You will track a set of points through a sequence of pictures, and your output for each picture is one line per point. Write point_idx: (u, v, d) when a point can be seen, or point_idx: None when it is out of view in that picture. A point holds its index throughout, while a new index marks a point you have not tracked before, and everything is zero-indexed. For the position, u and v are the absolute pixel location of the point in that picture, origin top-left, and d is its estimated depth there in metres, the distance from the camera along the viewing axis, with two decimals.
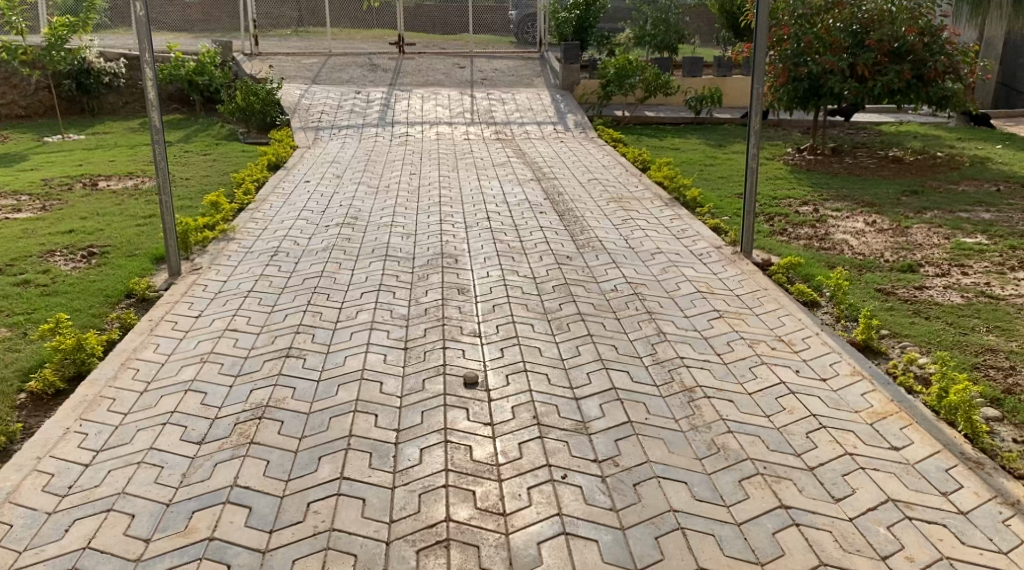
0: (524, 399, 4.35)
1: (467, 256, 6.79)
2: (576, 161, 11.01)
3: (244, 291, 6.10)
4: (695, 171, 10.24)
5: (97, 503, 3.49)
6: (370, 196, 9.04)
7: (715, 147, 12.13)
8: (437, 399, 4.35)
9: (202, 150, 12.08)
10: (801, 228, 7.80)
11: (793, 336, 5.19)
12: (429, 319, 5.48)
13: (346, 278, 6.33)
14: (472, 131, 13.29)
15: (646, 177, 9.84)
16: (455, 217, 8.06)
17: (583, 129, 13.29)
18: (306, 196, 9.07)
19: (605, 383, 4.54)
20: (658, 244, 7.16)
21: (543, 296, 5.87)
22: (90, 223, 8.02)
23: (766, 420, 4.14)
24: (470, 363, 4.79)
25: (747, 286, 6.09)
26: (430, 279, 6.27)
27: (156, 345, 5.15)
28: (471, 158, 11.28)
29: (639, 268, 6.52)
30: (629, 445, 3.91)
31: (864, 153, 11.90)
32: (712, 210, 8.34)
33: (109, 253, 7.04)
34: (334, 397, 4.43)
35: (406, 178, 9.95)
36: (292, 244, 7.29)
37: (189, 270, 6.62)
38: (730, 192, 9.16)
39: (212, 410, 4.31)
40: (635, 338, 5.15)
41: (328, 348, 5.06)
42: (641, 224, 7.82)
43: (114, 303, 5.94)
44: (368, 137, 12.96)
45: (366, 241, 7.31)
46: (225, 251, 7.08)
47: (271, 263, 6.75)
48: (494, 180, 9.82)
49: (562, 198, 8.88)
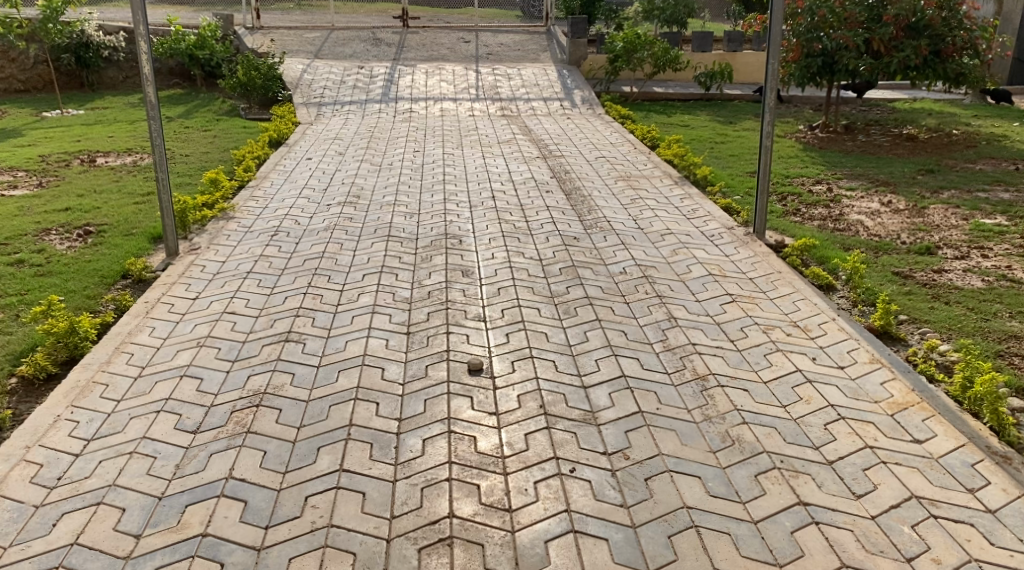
0: (531, 387, 4.19)
1: (472, 237, 6.62)
2: (583, 138, 10.78)
3: (243, 272, 5.94)
4: (706, 148, 10.00)
5: (87, 496, 3.35)
6: (373, 174, 8.86)
7: (726, 125, 11.87)
8: (441, 387, 4.20)
9: (202, 126, 11.86)
10: (814, 208, 7.59)
11: (808, 322, 5.01)
12: (432, 303, 5.31)
13: (347, 260, 6.17)
14: (477, 107, 13.04)
15: (655, 155, 9.61)
16: (459, 196, 7.87)
17: (589, 106, 13.03)
18: (308, 174, 8.89)
19: (615, 370, 4.39)
20: (668, 225, 6.97)
21: (550, 279, 5.70)
22: (87, 201, 7.85)
23: (782, 411, 3.99)
24: (474, 349, 4.64)
25: (760, 268, 5.91)
26: (433, 260, 6.10)
27: (151, 328, 5.00)
28: (476, 134, 11.06)
29: (648, 250, 6.34)
30: (639, 437, 3.75)
31: (878, 131, 11.63)
32: (723, 189, 8.13)
33: (105, 232, 6.88)
34: (333, 384, 4.28)
35: (409, 156, 9.75)
36: (293, 223, 7.11)
37: (188, 250, 6.45)
38: (741, 170, 8.94)
39: (208, 397, 4.17)
40: (645, 323, 4.98)
41: (328, 332, 4.91)
42: (650, 203, 7.63)
43: (110, 284, 5.78)
44: (371, 113, 12.74)
45: (368, 221, 7.14)
46: (224, 231, 6.92)
47: (271, 243, 6.58)
48: (499, 157, 9.62)
49: (569, 177, 8.68)
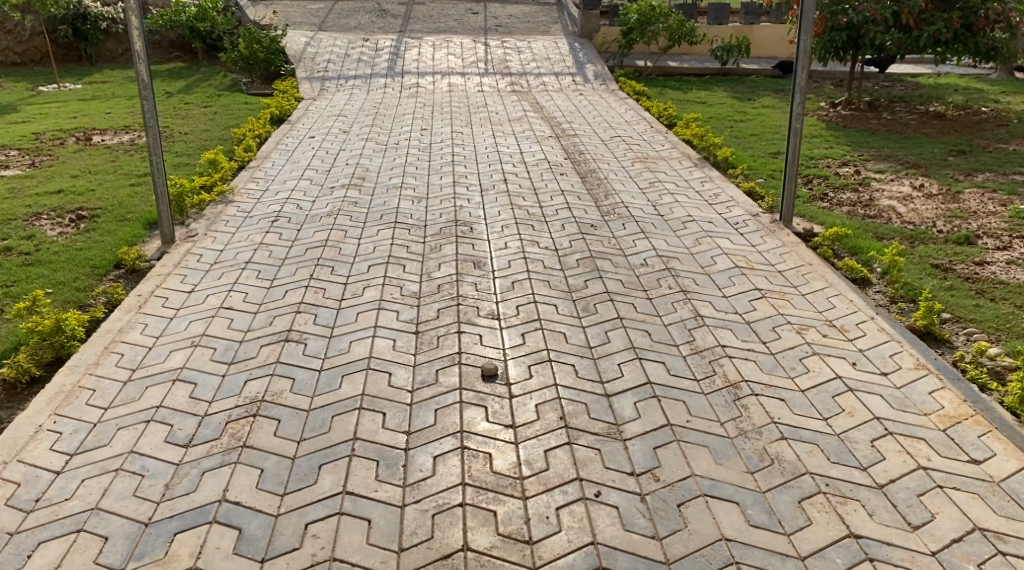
0: (549, 396, 3.88)
1: (483, 224, 6.29)
2: (597, 116, 10.37)
3: (241, 262, 5.61)
4: (725, 127, 9.60)
5: (67, 522, 3.06)
6: (378, 154, 8.51)
7: (744, 101, 11.45)
8: (453, 395, 3.89)
9: (203, 102, 11.48)
10: (842, 193, 7.22)
11: (844, 321, 4.68)
12: (442, 299, 5.01)
13: (352, 249, 5.85)
14: (486, 82, 12.61)
15: (673, 134, 9.22)
16: (469, 179, 7.53)
17: (602, 81, 12.59)
18: (311, 154, 8.55)
19: (639, 376, 4.07)
20: (689, 211, 6.62)
21: (567, 272, 5.40)
22: (80, 183, 7.51)
23: (823, 424, 3.67)
24: (487, 352, 4.33)
25: (790, 260, 5.57)
26: (442, 250, 5.78)
27: (143, 325, 4.69)
28: (486, 111, 10.67)
29: (670, 239, 6.00)
30: (669, 455, 3.44)
31: (902, 108, 11.18)
32: (746, 171, 7.77)
33: (99, 216, 6.55)
34: (337, 390, 3.98)
35: (416, 134, 9.39)
36: (295, 208, 6.78)
37: (184, 237, 6.13)
38: (764, 150, 8.55)
39: (202, 404, 3.86)
40: (670, 322, 4.66)
41: (331, 331, 4.60)
42: (670, 187, 7.28)
43: (101, 275, 5.47)
44: (377, 88, 12.33)
45: (373, 206, 6.81)
46: (223, 216, 6.60)
47: (271, 230, 6.26)
48: (510, 136, 9.25)
49: (583, 158, 8.31)
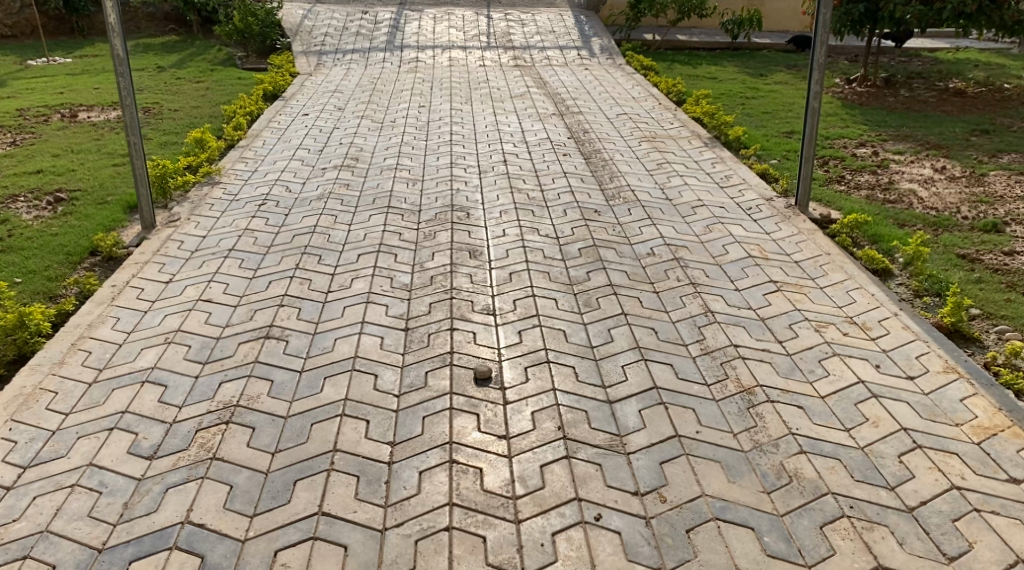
0: (547, 403, 3.59)
1: (481, 210, 6.00)
2: (603, 92, 9.98)
3: (224, 250, 5.30)
4: (736, 104, 9.22)
5: (13, 547, 2.79)
6: (374, 132, 8.17)
7: (756, 77, 11.03)
8: (442, 402, 3.60)
9: (195, 77, 11.10)
10: (860, 175, 6.86)
11: (866, 318, 4.35)
12: (435, 292, 4.71)
13: (342, 236, 5.54)
14: (489, 56, 12.19)
15: (682, 112, 8.84)
16: (468, 160, 7.19)
17: (609, 55, 12.16)
18: (304, 132, 8.22)
19: (645, 380, 3.77)
20: (699, 195, 6.29)
21: (569, 263, 5.10)
22: (62, 163, 7.18)
23: (846, 436, 3.36)
24: (481, 351, 4.03)
25: (806, 250, 5.24)
26: (437, 238, 5.49)
27: (115, 319, 4.39)
28: (487, 87, 10.29)
29: (678, 226, 5.68)
30: (677, 471, 3.14)
31: (920, 84, 10.75)
32: (758, 151, 7.41)
33: (78, 199, 6.24)
34: (318, 394, 3.68)
35: (414, 111, 9.03)
36: (284, 190, 6.47)
37: (165, 222, 5.81)
38: (776, 129, 8.19)
39: (171, 409, 3.57)
40: (678, 320, 4.35)
41: (315, 326, 4.30)
42: (678, 169, 6.94)
43: (75, 263, 5.17)
44: (375, 62, 11.93)
45: (366, 189, 6.50)
46: (208, 199, 6.28)
47: (258, 214, 5.94)
48: (511, 114, 8.89)
49: (588, 137, 7.95)
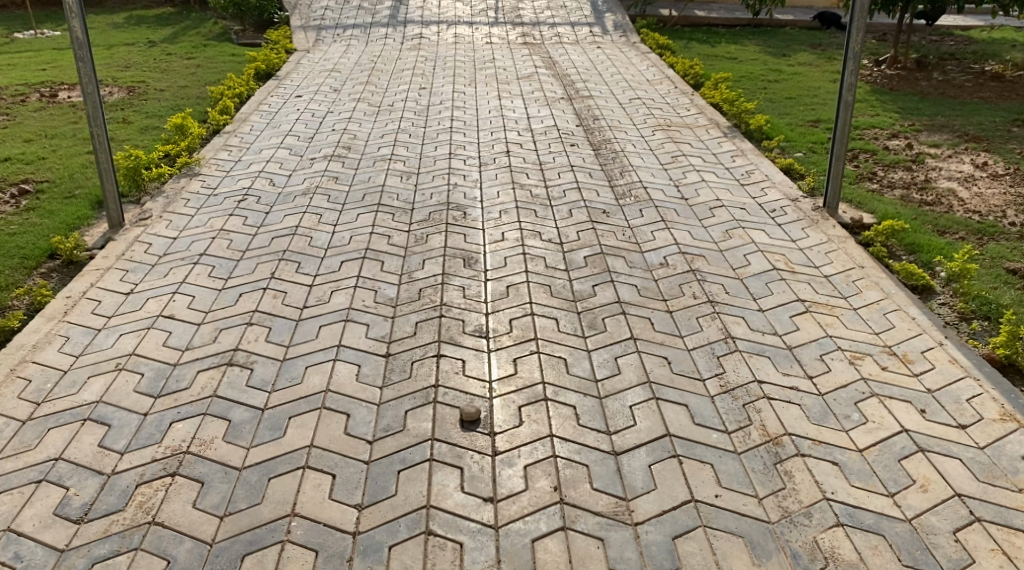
0: (542, 454, 3.11)
1: (479, 210, 5.51)
2: (615, 74, 9.39)
3: (195, 255, 4.83)
4: (758, 88, 8.62)
5: None
6: (370, 117, 7.66)
7: (778, 58, 10.40)
8: (422, 451, 3.12)
9: (186, 53, 10.57)
10: (894, 171, 6.30)
11: (906, 348, 3.83)
12: (423, 308, 4.23)
13: (325, 239, 5.05)
14: (496, 33, 11.58)
15: (699, 98, 8.27)
16: (467, 151, 6.68)
17: (622, 33, 11.53)
18: (294, 116, 7.72)
19: (656, 425, 3.28)
20: (717, 194, 5.77)
21: (573, 274, 4.61)
22: (33, 149, 6.71)
23: (891, 504, 2.87)
24: (471, 385, 3.55)
25: (836, 262, 4.72)
26: (429, 242, 5.01)
27: (64, 339, 3.93)
28: (493, 67, 9.72)
29: (694, 231, 5.16)
30: (693, 550, 2.66)
31: (955, 66, 10.09)
32: (782, 142, 6.86)
33: (44, 192, 5.76)
34: (280, 438, 3.21)
35: (414, 94, 8.50)
36: (267, 184, 5.98)
37: (134, 221, 5.34)
38: (801, 118, 7.61)
39: (111, 456, 3.12)
40: (695, 348, 3.85)
41: (285, 351, 3.83)
42: (694, 163, 6.41)
43: (30, 269, 4.70)
44: (376, 39, 11.35)
45: (356, 183, 6.01)
46: (184, 194, 5.80)
47: (235, 212, 5.46)
48: (517, 97, 8.34)
49: (598, 126, 7.40)
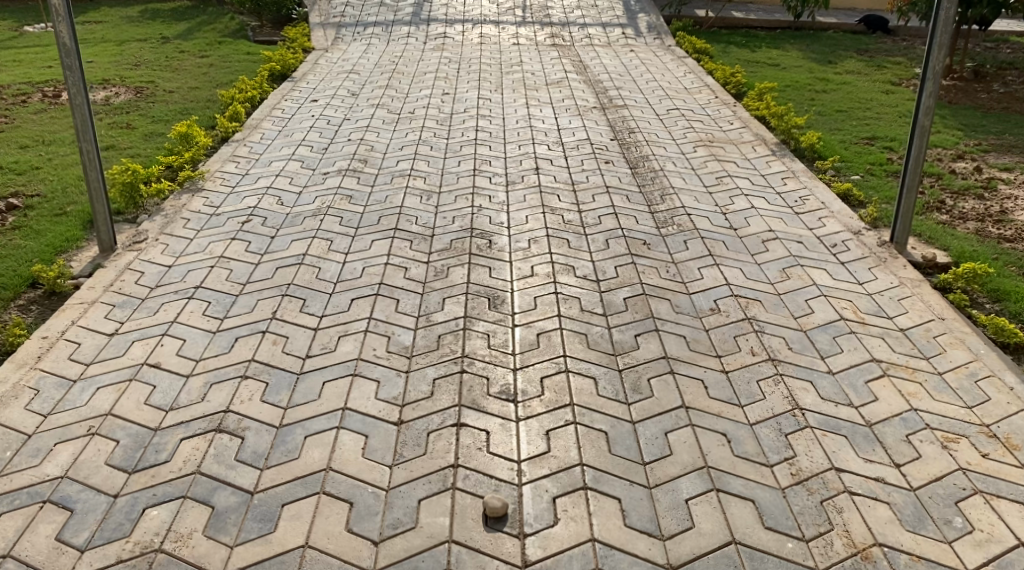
0: (583, 566, 2.59)
1: (505, 238, 4.99)
2: (651, 80, 8.83)
3: (190, 287, 4.35)
4: (805, 100, 8.03)
5: None
6: (389, 125, 7.15)
7: (824, 65, 9.78)
8: (438, 558, 2.61)
9: (200, 50, 10.11)
10: (964, 199, 5.69)
11: (1008, 428, 3.26)
12: (442, 360, 3.71)
13: (334, 270, 4.55)
14: (524, 33, 11.03)
15: (743, 110, 7.70)
16: (493, 168, 6.15)
17: (657, 35, 10.95)
18: (309, 122, 7.23)
19: (718, 528, 2.74)
20: (769, 224, 5.22)
21: (612, 320, 4.07)
22: (28, 157, 6.25)
23: None
24: (497, 465, 3.03)
25: (913, 312, 4.14)
26: (449, 277, 4.50)
27: (34, 391, 3.46)
28: (521, 70, 9.18)
29: (747, 269, 4.61)
30: None
31: (1016, 77, 9.39)
32: (836, 164, 6.29)
33: (34, 207, 5.30)
34: (271, 535, 2.71)
35: (437, 99, 7.99)
36: (274, 203, 5.48)
37: (127, 244, 4.86)
38: (855, 134, 7.02)
39: (70, 553, 2.63)
40: (758, 422, 3.30)
41: (282, 414, 3.32)
42: (741, 185, 5.86)
43: (7, 301, 4.24)
44: (398, 38, 10.84)
45: (371, 202, 5.50)
46: (185, 213, 5.32)
47: (237, 236, 4.97)
48: (546, 105, 7.81)
49: (634, 140, 6.86)
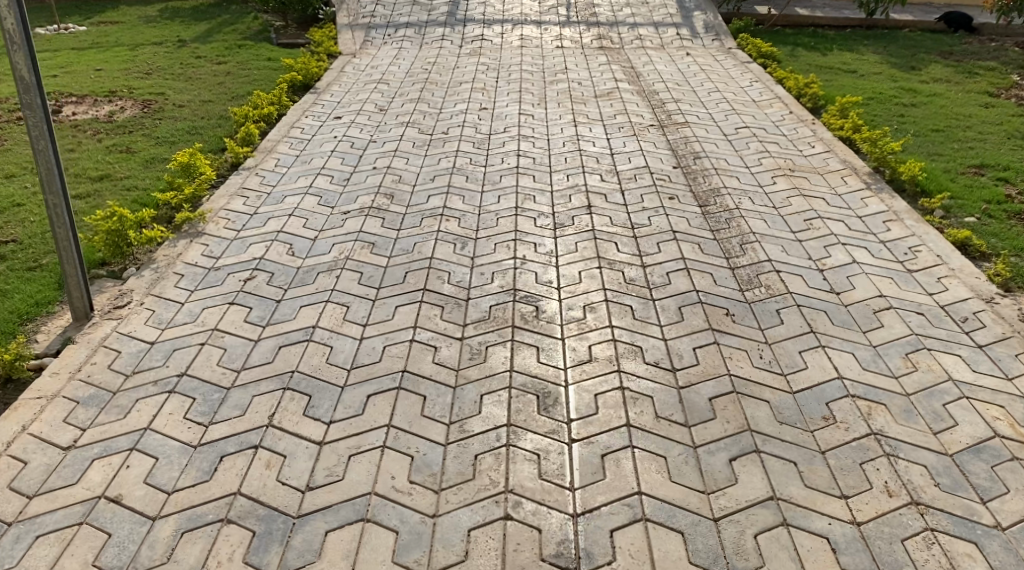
0: None
1: (556, 303, 4.13)
2: (712, 91, 7.87)
3: (172, 376, 3.56)
4: (894, 116, 7.03)
5: None
6: (420, 148, 6.31)
7: (906, 71, 8.72)
8: None
9: (218, 55, 9.35)
10: None
11: None
12: (480, 496, 2.88)
13: (349, 351, 3.72)
14: (568, 34, 10.10)
15: (823, 129, 6.72)
16: (538, 205, 5.28)
17: (715, 36, 9.96)
18: (331, 144, 6.43)
19: None
20: (878, 287, 4.28)
21: (696, 433, 3.19)
22: (12, 188, 5.53)
23: None
24: None
25: None
26: (489, 361, 3.65)
27: None
28: (566, 79, 8.28)
29: (860, 355, 3.69)
30: None
31: None
32: (945, 201, 5.32)
33: (4, 257, 4.55)
34: None
35: (474, 115, 7.13)
36: (284, 252, 4.67)
37: (106, 310, 4.09)
38: (958, 161, 6.02)
39: None
40: None
41: None
42: (835, 231, 4.92)
43: None
44: (431, 41, 9.98)
45: (397, 252, 4.67)
46: (179, 266, 4.54)
47: (237, 300, 4.16)
48: (598, 123, 6.91)
49: (701, 168, 5.94)
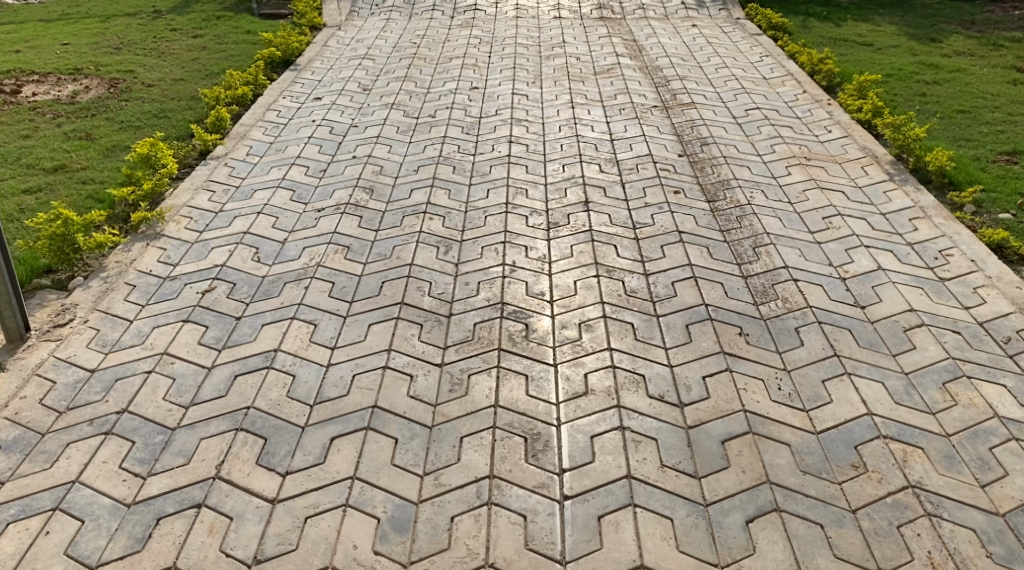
0: None
1: (548, 320, 3.68)
2: (720, 67, 7.33)
3: (111, 413, 3.12)
4: (916, 96, 6.52)
5: None
6: (404, 134, 5.82)
7: (927, 43, 8.16)
8: None
9: (195, 28, 8.79)
10: None
11: None
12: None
13: (313, 382, 3.29)
14: (566, 3, 9.51)
15: (840, 110, 6.22)
16: (530, 201, 4.82)
17: (723, 6, 9.37)
18: (307, 129, 5.93)
19: None
20: (908, 299, 3.84)
21: (707, 486, 2.78)
22: None
23: None
24: None
25: None
26: (471, 393, 3.22)
27: None
28: (564, 54, 7.73)
29: (892, 385, 3.26)
30: None
31: None
32: (977, 195, 4.85)
33: None
34: None
35: (464, 95, 6.62)
36: (248, 258, 4.22)
37: (44, 330, 3.65)
38: (988, 146, 5.54)
39: None
40: None
41: None
42: (857, 231, 4.46)
43: None
44: (421, 11, 9.40)
45: (372, 258, 4.21)
46: (131, 275, 4.09)
47: (192, 318, 3.72)
48: (597, 104, 6.40)
49: (708, 156, 5.46)
